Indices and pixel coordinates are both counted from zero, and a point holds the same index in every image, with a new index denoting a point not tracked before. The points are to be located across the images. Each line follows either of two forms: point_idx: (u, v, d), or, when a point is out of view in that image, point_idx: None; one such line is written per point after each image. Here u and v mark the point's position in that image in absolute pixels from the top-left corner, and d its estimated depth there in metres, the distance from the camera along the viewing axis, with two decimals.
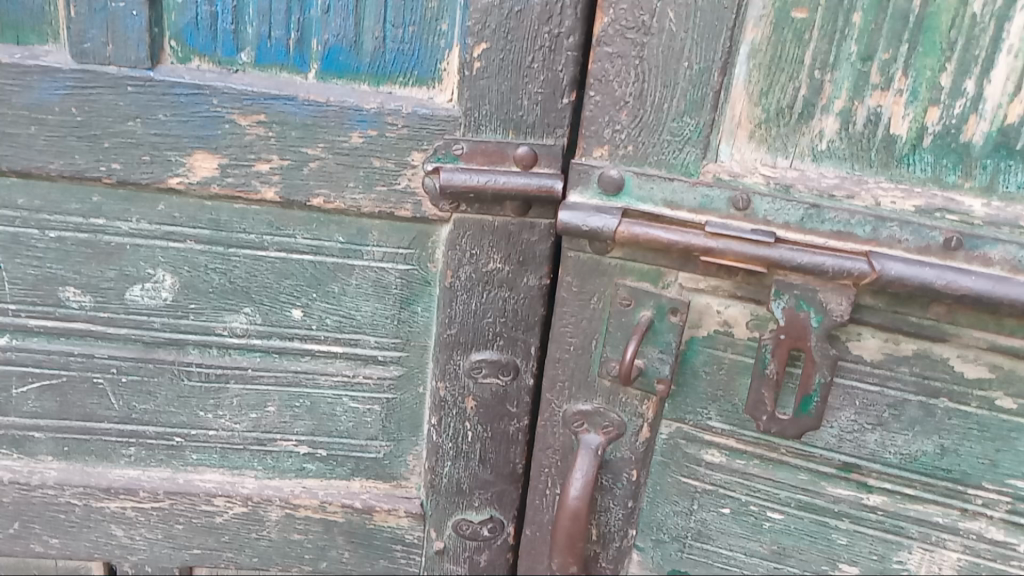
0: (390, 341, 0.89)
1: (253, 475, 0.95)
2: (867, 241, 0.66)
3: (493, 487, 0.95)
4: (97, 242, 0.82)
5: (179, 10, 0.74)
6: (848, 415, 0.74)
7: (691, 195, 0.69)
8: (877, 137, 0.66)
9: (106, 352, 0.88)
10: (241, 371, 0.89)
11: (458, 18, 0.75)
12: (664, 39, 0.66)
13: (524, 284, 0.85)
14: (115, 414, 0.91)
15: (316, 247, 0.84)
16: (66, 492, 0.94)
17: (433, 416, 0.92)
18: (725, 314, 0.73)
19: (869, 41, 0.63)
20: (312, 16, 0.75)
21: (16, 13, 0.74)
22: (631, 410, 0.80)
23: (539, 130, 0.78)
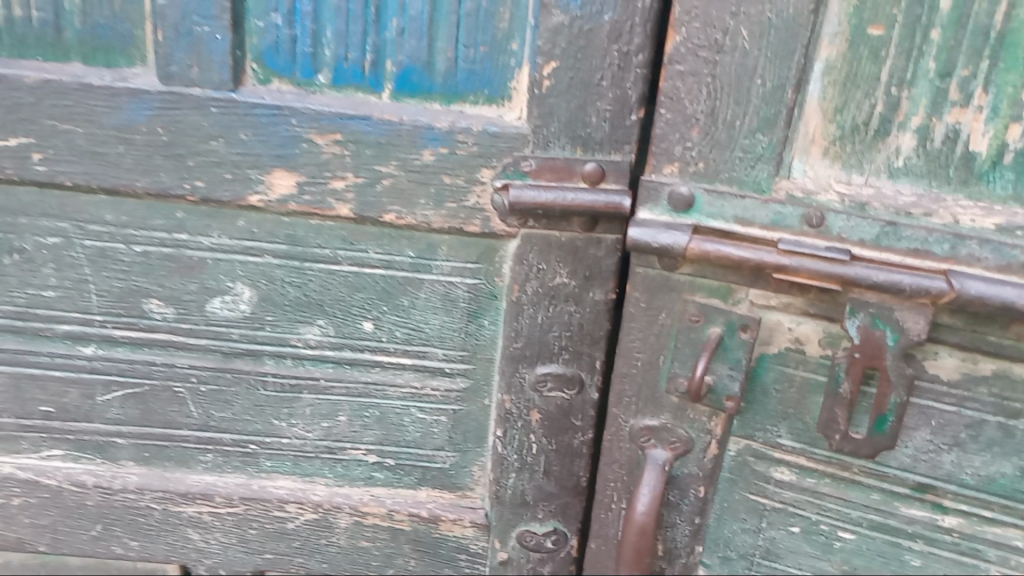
0: (457, 354, 0.90)
1: (323, 483, 0.98)
2: (944, 258, 0.65)
3: (557, 499, 0.96)
4: (180, 257, 0.86)
5: (260, 34, 0.77)
6: (924, 435, 0.73)
7: (762, 212, 0.69)
8: (955, 154, 0.65)
9: (187, 362, 0.91)
10: (314, 382, 0.92)
11: (529, 38, 0.76)
12: (737, 57, 0.66)
13: (590, 298, 0.85)
14: (194, 421, 0.94)
15: (387, 261, 0.86)
16: (146, 497, 0.97)
17: (499, 427, 0.93)
18: (797, 331, 0.73)
19: (948, 58, 0.62)
20: (388, 38, 0.77)
21: (108, 37, 0.77)
22: (699, 427, 0.80)
23: (607, 146, 0.79)
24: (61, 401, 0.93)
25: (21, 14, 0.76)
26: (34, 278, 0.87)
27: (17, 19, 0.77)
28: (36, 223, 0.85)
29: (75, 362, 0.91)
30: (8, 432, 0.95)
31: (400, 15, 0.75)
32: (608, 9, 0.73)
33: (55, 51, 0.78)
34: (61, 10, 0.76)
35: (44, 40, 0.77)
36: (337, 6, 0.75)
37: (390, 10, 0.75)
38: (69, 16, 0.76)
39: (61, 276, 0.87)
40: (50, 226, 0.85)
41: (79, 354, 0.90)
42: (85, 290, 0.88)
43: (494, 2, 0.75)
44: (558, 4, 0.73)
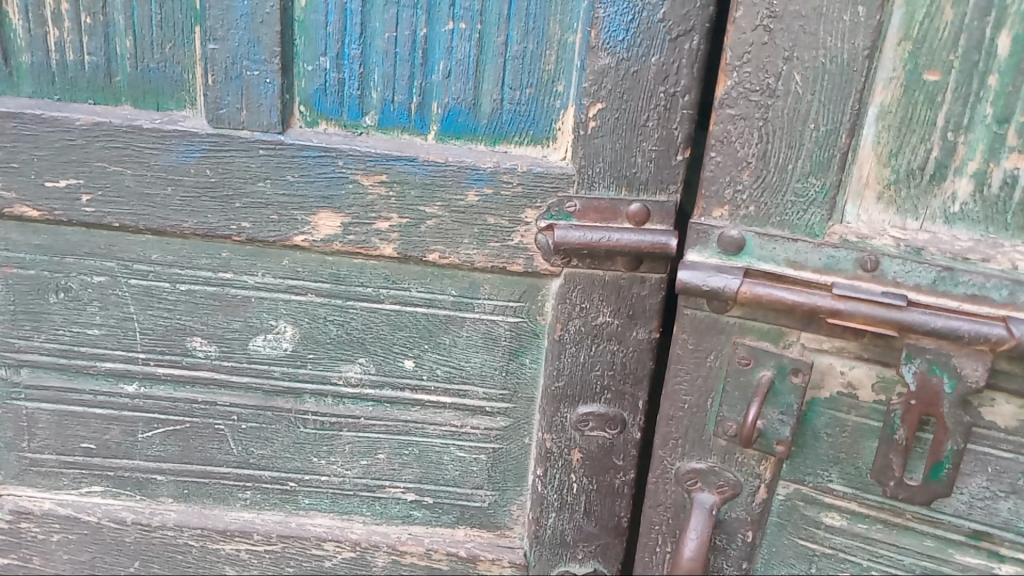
0: (497, 393, 0.90)
1: (361, 521, 0.97)
2: (1003, 305, 0.65)
3: (597, 539, 0.95)
4: (223, 295, 0.86)
5: (308, 77, 0.77)
6: (980, 482, 0.72)
7: (815, 256, 0.69)
8: (1013, 199, 0.64)
9: (228, 400, 0.91)
10: (354, 420, 0.91)
11: (575, 79, 0.76)
12: (790, 102, 0.66)
13: (633, 338, 0.84)
14: (233, 458, 0.94)
15: (429, 300, 0.86)
16: (184, 534, 0.97)
17: (539, 466, 0.92)
18: (849, 375, 0.72)
19: (1006, 104, 0.62)
20: (435, 81, 0.77)
21: (157, 80, 0.78)
22: (747, 470, 0.79)
23: (652, 185, 0.78)
24: (103, 438, 0.93)
25: (74, 58, 0.77)
26: (79, 316, 0.88)
27: (69, 62, 0.78)
28: (82, 262, 0.85)
29: (117, 400, 0.91)
30: (50, 467, 0.96)
31: (447, 59, 0.75)
32: (655, 51, 0.73)
33: (105, 94, 0.79)
34: (112, 54, 0.77)
35: (95, 83, 0.78)
36: (385, 49, 0.75)
37: (437, 54, 0.75)
38: (120, 59, 0.77)
39: (106, 314, 0.88)
40: (97, 265, 0.85)
41: (122, 392, 0.91)
42: (129, 328, 0.88)
43: (540, 45, 0.75)
44: (605, 46, 0.73)
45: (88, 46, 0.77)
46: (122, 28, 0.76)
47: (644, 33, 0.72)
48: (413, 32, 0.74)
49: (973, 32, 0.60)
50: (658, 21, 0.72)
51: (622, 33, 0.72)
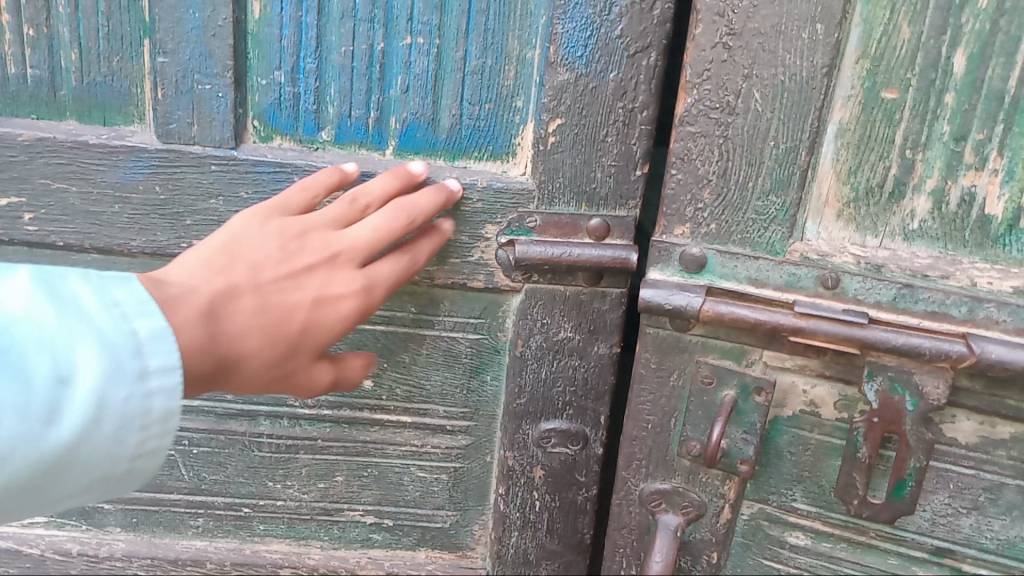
0: (456, 411, 0.88)
1: (319, 546, 0.95)
2: (962, 321, 0.65)
3: (560, 555, 0.93)
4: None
5: (263, 92, 0.75)
6: (942, 498, 0.71)
7: (776, 273, 0.68)
8: (971, 217, 0.65)
9: (179, 424, 0.88)
10: (311, 442, 0.89)
11: (533, 95, 0.75)
12: (750, 120, 0.65)
13: (596, 353, 0.83)
14: (185, 485, 0.91)
15: (388, 318, 0.83)
16: (133, 564, 0.94)
17: (501, 484, 0.89)
18: (812, 393, 0.72)
19: (963, 121, 0.62)
20: (392, 96, 0.75)
21: (103, 95, 0.75)
22: (711, 491, 0.78)
23: (612, 201, 0.77)
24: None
25: (16, 72, 0.74)
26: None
27: (11, 76, 0.74)
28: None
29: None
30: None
31: (405, 73, 0.74)
32: (613, 67, 0.72)
33: (50, 109, 0.75)
34: (57, 67, 0.74)
35: (39, 97, 0.75)
36: (341, 64, 0.73)
37: (395, 69, 0.74)
38: (65, 73, 0.74)
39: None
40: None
41: None
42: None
43: (498, 61, 0.74)
44: (563, 61, 0.72)
45: (30, 59, 0.73)
46: (67, 41, 0.73)
47: (601, 49, 0.71)
48: (370, 47, 0.73)
49: (930, 50, 0.61)
50: (616, 37, 0.71)
51: (581, 49, 0.71)
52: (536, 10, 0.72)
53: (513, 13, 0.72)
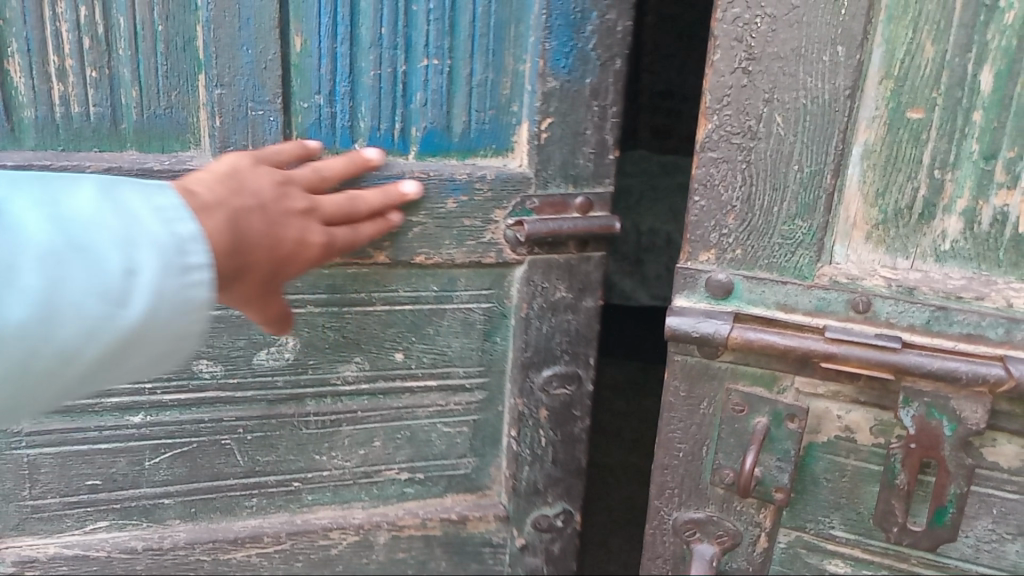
0: (471, 368, 0.87)
1: (361, 506, 0.90)
2: (999, 343, 0.63)
3: (564, 484, 0.94)
4: (226, 317, 0.79)
5: (303, 114, 0.74)
6: (985, 524, 0.69)
7: (805, 298, 0.67)
8: (1004, 236, 0.63)
9: (233, 414, 0.83)
10: (352, 414, 0.85)
11: (530, 103, 0.77)
12: (772, 143, 0.65)
13: (588, 306, 0.86)
14: (240, 468, 0.85)
15: (414, 297, 0.82)
16: (196, 550, 0.87)
17: (512, 429, 0.89)
18: (846, 419, 0.70)
19: (993, 139, 0.61)
20: (416, 109, 0.76)
21: (163, 126, 0.73)
22: (747, 519, 0.76)
23: (593, 181, 0.80)
24: (109, 473, 0.82)
25: (78, 111, 0.70)
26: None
27: (74, 115, 0.71)
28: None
29: (123, 432, 0.81)
30: (51, 511, 0.83)
31: (427, 91, 0.75)
32: (590, 73, 0.76)
33: (112, 144, 0.72)
34: (119, 104, 0.71)
35: (101, 132, 0.71)
36: (371, 86, 0.74)
37: (417, 88, 0.75)
38: (127, 108, 0.71)
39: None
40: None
41: (128, 423, 0.81)
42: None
43: (498, 74, 0.76)
44: (551, 68, 0.75)
45: (93, 98, 0.70)
46: (128, 78, 0.70)
47: (580, 57, 0.75)
48: (398, 70, 0.74)
49: (956, 68, 0.60)
50: (591, 49, 0.75)
51: (564, 60, 0.75)
52: (526, 31, 0.75)
53: (508, 35, 0.75)
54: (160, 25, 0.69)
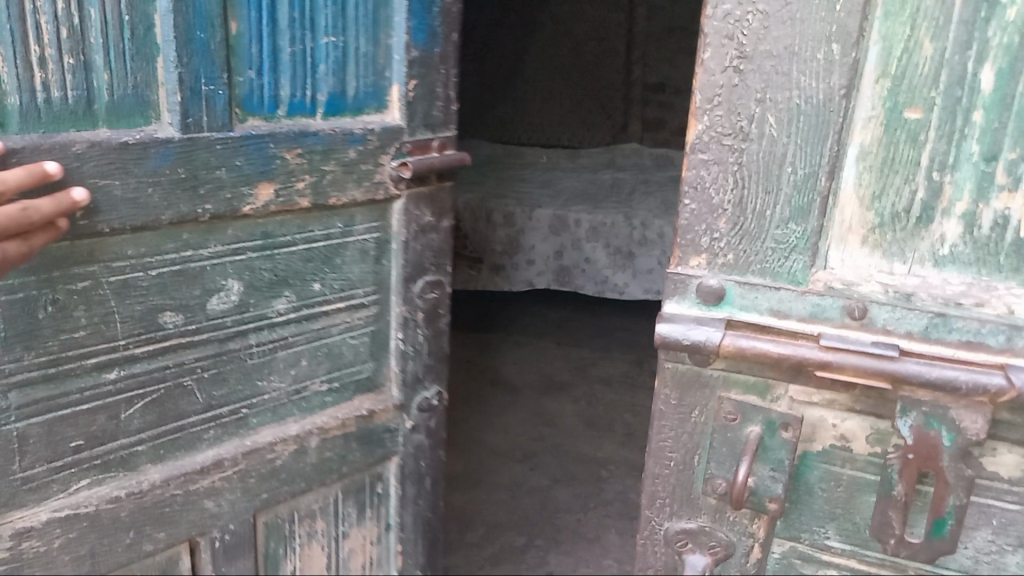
0: (368, 290, 1.00)
1: (294, 419, 0.99)
2: (1001, 351, 0.61)
3: (435, 369, 1.12)
4: (184, 271, 0.83)
5: (240, 86, 0.81)
6: (985, 535, 0.67)
7: (799, 304, 0.65)
8: (1006, 240, 0.61)
9: (194, 358, 0.87)
10: (284, 341, 0.94)
11: (397, 70, 0.93)
12: (765, 145, 0.62)
13: (445, 227, 1.05)
14: (199, 405, 0.90)
15: (326, 234, 0.93)
16: (171, 487, 0.90)
17: (400, 331, 1.05)
18: (842, 427, 0.68)
19: (993, 140, 0.59)
20: (320, 78, 0.88)
21: (130, 104, 0.75)
22: (740, 529, 0.74)
23: (443, 127, 0.99)
24: (88, 430, 0.82)
25: (57, 94, 0.71)
26: (66, 324, 0.77)
27: (53, 99, 0.70)
28: (69, 272, 0.76)
29: (100, 390, 0.82)
30: (40, 480, 0.81)
31: (328, 63, 0.88)
32: (435, 45, 0.94)
33: (86, 124, 0.73)
34: (93, 86, 0.73)
35: (78, 114, 0.72)
36: (288, 61, 0.84)
37: (321, 60, 0.87)
38: (99, 89, 0.73)
39: (89, 315, 0.78)
40: (80, 271, 0.76)
41: (105, 380, 0.81)
42: (111, 320, 0.80)
43: (374, 45, 0.91)
44: (413, 43, 0.92)
45: (70, 82, 0.71)
46: (100, 63, 0.72)
47: (429, 34, 0.93)
48: (305, 47, 0.85)
49: (955, 65, 0.58)
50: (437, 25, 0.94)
51: (422, 34, 0.92)
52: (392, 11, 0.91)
53: (382, 15, 0.90)
54: (126, 15, 0.73)
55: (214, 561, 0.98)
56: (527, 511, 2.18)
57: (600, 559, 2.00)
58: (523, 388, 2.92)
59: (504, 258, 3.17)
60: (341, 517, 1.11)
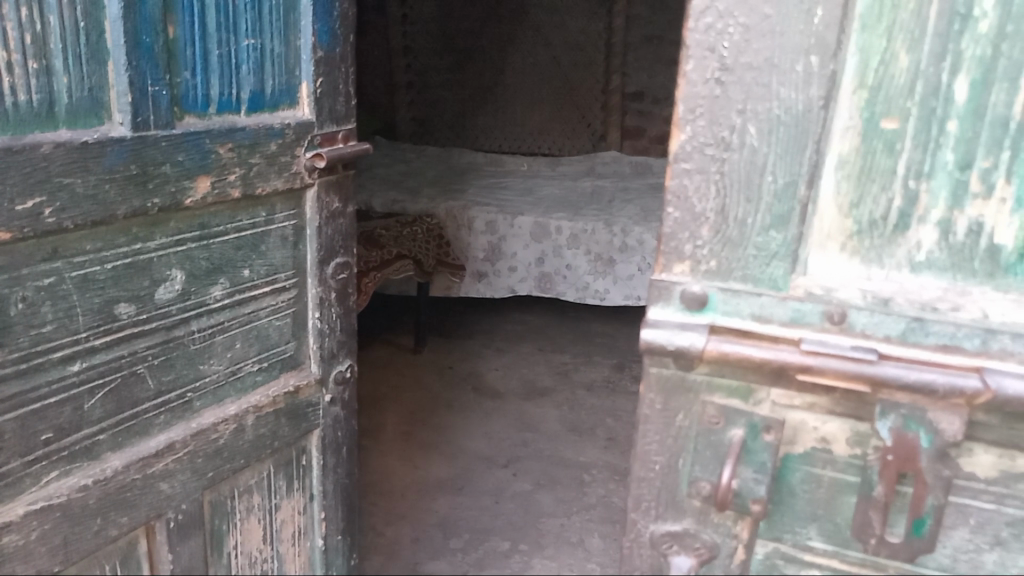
0: (289, 273, 1.20)
1: (233, 400, 1.17)
2: (976, 353, 0.63)
3: (347, 342, 1.35)
4: (134, 263, 0.98)
5: (180, 86, 0.98)
6: (963, 534, 0.69)
7: (780, 309, 0.66)
8: (980, 246, 0.64)
9: (144, 345, 1.02)
10: (221, 325, 1.12)
11: (306, 69, 1.14)
12: (746, 155, 0.64)
13: (349, 212, 1.28)
14: (151, 391, 1.05)
15: (252, 223, 1.12)
16: (132, 470, 1.04)
17: (318, 309, 1.26)
18: (823, 430, 0.69)
19: (967, 149, 0.61)
20: (243, 78, 1.06)
21: (87, 106, 0.89)
22: (724, 531, 0.75)
23: (344, 121, 1.22)
24: (57, 423, 0.94)
25: (23, 98, 0.82)
26: (35, 319, 0.89)
27: (20, 102, 0.82)
28: (35, 269, 0.87)
29: (66, 382, 0.94)
30: (15, 474, 0.91)
31: (249, 63, 1.06)
32: (338, 45, 1.17)
33: (49, 125, 0.85)
34: (54, 90, 0.85)
35: (41, 115, 0.84)
36: (216, 62, 1.02)
37: (244, 61, 1.06)
38: (60, 93, 0.86)
39: (54, 309, 0.90)
40: (47, 268, 0.88)
41: (69, 372, 0.94)
42: (74, 314, 0.92)
43: (280, 49, 1.10)
44: (320, 43, 1.14)
45: (35, 86, 0.83)
46: (60, 69, 0.86)
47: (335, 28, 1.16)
48: (231, 49, 1.04)
49: (930, 77, 0.60)
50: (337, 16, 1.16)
51: (325, 36, 1.14)
52: (298, 16, 1.11)
53: (288, 26, 1.11)
54: (81, 22, 0.86)
55: (170, 541, 1.14)
56: (510, 516, 2.18)
57: (583, 562, 2.01)
58: (504, 393, 2.93)
59: (484, 264, 3.20)
60: (274, 489, 1.30)
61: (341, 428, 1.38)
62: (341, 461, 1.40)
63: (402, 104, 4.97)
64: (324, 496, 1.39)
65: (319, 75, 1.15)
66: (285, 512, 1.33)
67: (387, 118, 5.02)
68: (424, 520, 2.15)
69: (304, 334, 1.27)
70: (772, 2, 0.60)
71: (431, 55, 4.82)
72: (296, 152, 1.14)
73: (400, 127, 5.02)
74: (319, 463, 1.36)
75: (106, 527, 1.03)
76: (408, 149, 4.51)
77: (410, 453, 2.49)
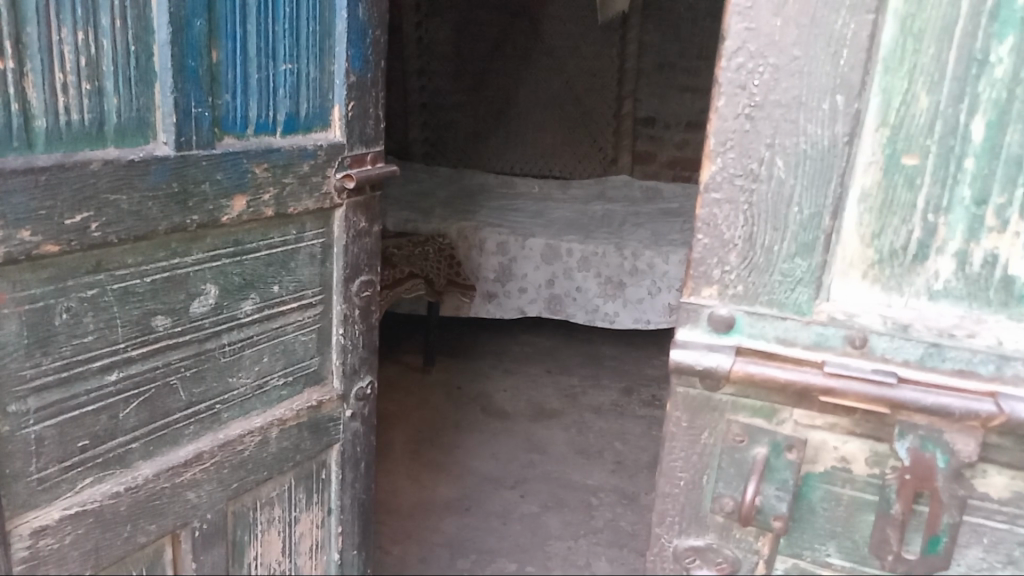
0: (315, 290, 1.24)
1: (258, 412, 1.21)
2: (991, 378, 0.66)
3: (369, 358, 1.38)
4: (172, 277, 1.02)
5: (221, 108, 1.02)
6: (977, 553, 0.72)
7: (804, 333, 0.69)
8: (994, 277, 0.67)
9: (177, 357, 1.06)
10: (249, 339, 1.16)
11: (339, 94, 1.18)
12: (773, 186, 0.67)
13: (375, 232, 1.32)
14: (182, 402, 1.09)
15: (283, 241, 1.16)
16: (160, 478, 1.07)
17: (341, 326, 1.30)
18: (843, 449, 0.72)
19: (984, 185, 0.65)
20: (279, 101, 1.11)
21: (134, 126, 0.93)
22: (745, 547, 0.78)
23: (373, 143, 1.26)
24: (93, 430, 0.98)
25: (75, 117, 0.87)
26: (77, 330, 0.92)
27: (73, 121, 0.86)
28: (80, 281, 0.91)
29: (104, 390, 0.98)
30: (52, 479, 0.94)
31: (286, 87, 1.11)
32: (369, 71, 1.21)
33: (98, 144, 0.90)
34: (105, 110, 0.90)
35: (91, 133, 0.89)
36: (256, 86, 1.06)
37: (281, 85, 1.10)
38: (110, 113, 0.90)
39: (96, 320, 0.94)
40: (90, 280, 0.92)
41: (107, 381, 0.98)
42: (114, 325, 0.96)
43: (315, 74, 1.15)
44: (353, 70, 1.18)
45: (87, 106, 0.88)
46: (111, 90, 0.90)
47: (367, 55, 1.20)
48: (269, 73, 1.08)
49: (948, 117, 0.64)
50: (369, 44, 1.20)
51: (357, 62, 1.19)
52: (333, 43, 1.16)
53: (323, 52, 1.15)
54: (132, 46, 0.91)
55: (194, 550, 1.16)
56: (517, 538, 2.20)
57: None
58: (513, 414, 2.95)
59: (494, 285, 3.24)
60: (295, 502, 1.33)
61: (360, 443, 1.41)
62: (360, 475, 1.43)
63: (415, 125, 5.03)
64: (341, 510, 1.41)
65: (351, 99, 1.19)
66: (304, 525, 1.36)
67: (400, 138, 5.09)
68: (431, 540, 2.18)
69: (328, 350, 1.31)
70: (801, 44, 0.64)
71: (446, 77, 4.89)
72: (327, 172, 1.18)
73: (412, 147, 5.07)
74: (338, 477, 1.39)
75: (135, 534, 1.06)
76: (420, 170, 4.57)
77: (419, 472, 2.52)
